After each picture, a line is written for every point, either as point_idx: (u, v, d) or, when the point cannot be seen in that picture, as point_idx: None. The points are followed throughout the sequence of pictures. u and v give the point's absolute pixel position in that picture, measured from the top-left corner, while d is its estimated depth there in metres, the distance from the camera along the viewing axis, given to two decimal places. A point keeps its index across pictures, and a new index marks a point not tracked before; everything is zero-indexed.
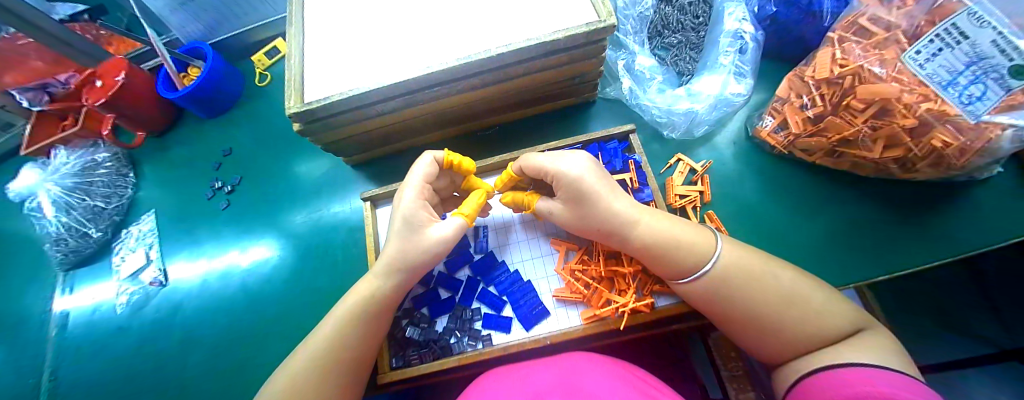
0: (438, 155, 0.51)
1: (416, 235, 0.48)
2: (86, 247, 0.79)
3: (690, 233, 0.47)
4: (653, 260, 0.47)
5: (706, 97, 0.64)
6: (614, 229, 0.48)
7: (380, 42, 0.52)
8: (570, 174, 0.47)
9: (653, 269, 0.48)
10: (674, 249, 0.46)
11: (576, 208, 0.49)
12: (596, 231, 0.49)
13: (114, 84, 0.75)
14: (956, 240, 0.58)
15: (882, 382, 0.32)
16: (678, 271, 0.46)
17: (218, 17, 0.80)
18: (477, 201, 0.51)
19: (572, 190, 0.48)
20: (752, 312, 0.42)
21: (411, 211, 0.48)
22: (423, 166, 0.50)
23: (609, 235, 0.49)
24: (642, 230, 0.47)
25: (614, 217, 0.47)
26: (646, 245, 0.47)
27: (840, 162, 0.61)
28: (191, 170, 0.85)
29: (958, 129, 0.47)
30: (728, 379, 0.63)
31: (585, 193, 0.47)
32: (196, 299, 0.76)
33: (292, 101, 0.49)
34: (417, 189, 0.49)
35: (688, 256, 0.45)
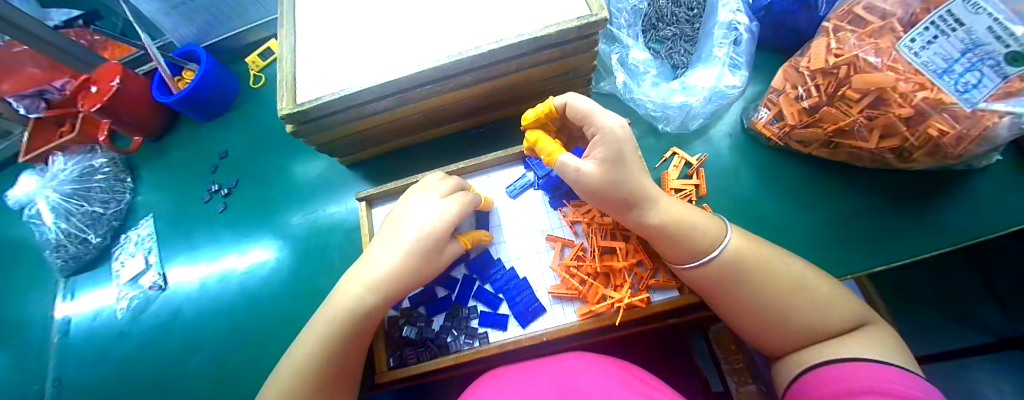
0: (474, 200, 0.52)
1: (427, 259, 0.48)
2: (86, 253, 0.79)
3: (703, 220, 0.47)
4: (666, 242, 0.47)
5: (700, 89, 0.63)
6: (639, 200, 0.46)
7: (371, 41, 0.52)
8: (621, 128, 0.45)
9: (665, 251, 0.48)
10: (689, 231, 0.46)
11: (613, 167, 0.46)
12: (619, 199, 0.47)
13: (109, 88, 0.75)
14: (956, 228, 0.58)
15: (876, 378, 0.34)
16: (691, 255, 0.46)
17: (211, 19, 0.80)
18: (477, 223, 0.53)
19: (616, 147, 0.45)
20: (761, 301, 0.42)
21: (436, 245, 0.48)
22: (450, 205, 0.49)
23: (631, 206, 0.47)
24: (663, 207, 0.47)
25: (642, 187, 0.46)
26: (663, 224, 0.46)
27: (835, 154, 0.60)
28: (188, 173, 0.85)
29: (954, 117, 0.47)
30: (728, 371, 0.62)
31: (627, 154, 0.46)
32: (196, 302, 0.77)
33: (284, 102, 0.49)
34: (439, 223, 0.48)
35: (703, 240, 0.45)
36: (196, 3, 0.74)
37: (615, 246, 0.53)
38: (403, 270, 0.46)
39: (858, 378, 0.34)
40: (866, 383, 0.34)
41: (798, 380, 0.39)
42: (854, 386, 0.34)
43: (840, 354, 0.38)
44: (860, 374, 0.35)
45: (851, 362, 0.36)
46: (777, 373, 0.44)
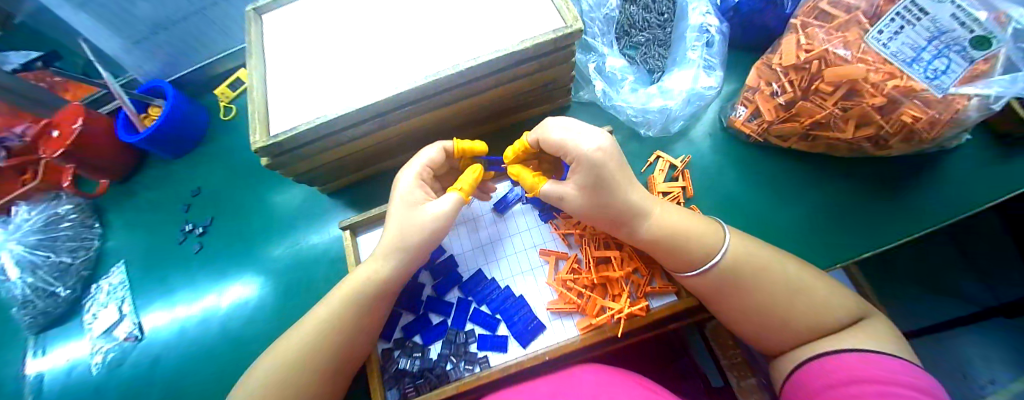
0: (448, 145, 0.51)
1: (414, 214, 0.48)
2: (56, 308, 0.74)
3: (699, 227, 0.46)
4: (660, 253, 0.47)
5: (678, 93, 0.64)
6: (626, 220, 0.47)
7: (344, 66, 0.50)
8: (596, 156, 0.42)
9: (661, 260, 0.48)
10: (682, 241, 0.45)
11: (594, 195, 0.45)
12: (607, 220, 0.48)
13: (71, 131, 0.71)
14: (933, 210, 0.59)
15: (874, 367, 0.35)
16: (689, 264, 0.45)
17: (176, 53, 0.77)
18: (474, 178, 0.49)
19: (592, 176, 0.44)
20: (759, 304, 0.42)
21: (409, 191, 0.49)
22: (431, 150, 0.50)
23: (619, 224, 0.47)
24: (653, 221, 0.47)
25: (628, 207, 0.46)
26: (654, 238, 0.47)
27: (815, 145, 0.61)
28: (161, 214, 0.81)
29: (925, 103, 0.48)
30: (728, 367, 0.61)
31: (606, 180, 0.44)
32: (175, 350, 0.72)
33: (257, 135, 0.47)
34: (420, 169, 0.50)
35: (699, 249, 0.44)
36: (161, 36, 0.72)
37: (610, 255, 0.53)
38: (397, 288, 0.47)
39: (857, 368, 0.35)
40: (867, 372, 0.35)
41: (795, 374, 0.40)
42: (855, 375, 0.35)
43: (836, 345, 0.38)
44: (858, 364, 0.36)
45: (846, 353, 0.37)
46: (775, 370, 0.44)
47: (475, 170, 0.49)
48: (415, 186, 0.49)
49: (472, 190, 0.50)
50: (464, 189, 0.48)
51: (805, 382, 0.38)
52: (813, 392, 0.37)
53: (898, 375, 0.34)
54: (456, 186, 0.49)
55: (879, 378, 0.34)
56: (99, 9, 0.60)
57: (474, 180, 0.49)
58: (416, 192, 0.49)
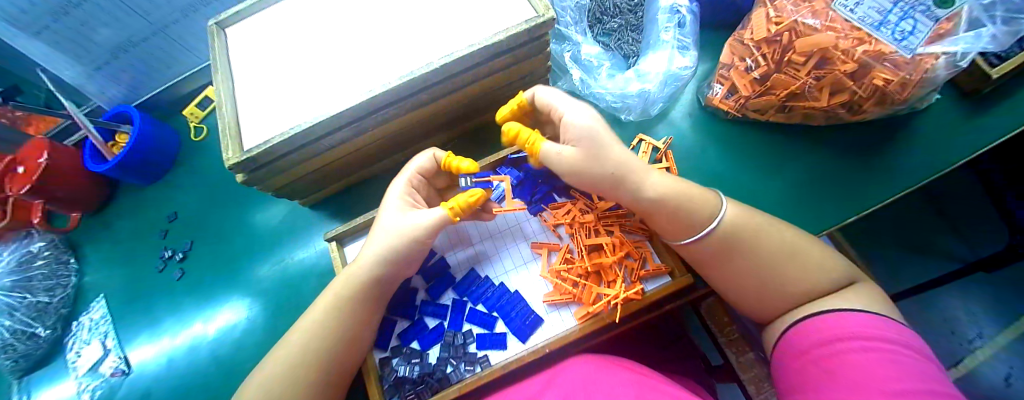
0: (438, 153, 0.53)
1: (402, 220, 0.48)
2: (37, 349, 0.71)
3: (698, 193, 0.45)
4: (663, 217, 0.46)
5: (655, 75, 0.65)
6: (634, 171, 0.46)
7: (314, 72, 0.49)
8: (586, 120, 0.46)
9: (666, 221, 0.46)
10: (683, 208, 0.45)
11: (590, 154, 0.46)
12: (609, 182, 0.46)
13: (36, 166, 0.68)
14: (909, 171, 0.60)
15: (857, 324, 0.37)
16: (691, 228, 0.45)
17: (140, 75, 0.75)
18: (468, 200, 0.46)
19: (586, 136, 0.46)
20: (751, 272, 0.43)
21: (398, 196, 0.51)
22: (421, 158, 0.53)
23: (623, 186, 0.46)
24: (656, 178, 0.46)
25: (628, 167, 0.46)
26: (657, 199, 0.45)
27: (792, 116, 0.62)
28: (137, 244, 0.78)
29: (895, 65, 0.49)
30: (726, 344, 0.60)
31: (598, 139, 0.46)
32: (164, 382, 0.70)
33: (230, 152, 0.45)
34: (410, 177, 0.52)
35: (693, 220, 0.45)
36: (121, 59, 0.69)
37: (602, 242, 0.52)
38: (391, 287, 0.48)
39: (842, 326, 0.37)
40: (852, 329, 0.36)
41: (782, 337, 0.41)
42: (842, 333, 0.36)
43: (820, 307, 0.40)
44: (843, 322, 0.37)
45: (831, 313, 0.39)
46: (764, 337, 0.46)
47: (472, 192, 0.47)
48: (402, 195, 0.51)
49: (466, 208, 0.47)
50: (454, 208, 0.47)
51: (792, 342, 0.40)
52: (800, 351, 0.38)
53: (880, 330, 0.36)
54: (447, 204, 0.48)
55: (867, 335, 0.36)
56: (56, 37, 0.59)
57: (466, 203, 0.47)
58: (404, 199, 0.51)
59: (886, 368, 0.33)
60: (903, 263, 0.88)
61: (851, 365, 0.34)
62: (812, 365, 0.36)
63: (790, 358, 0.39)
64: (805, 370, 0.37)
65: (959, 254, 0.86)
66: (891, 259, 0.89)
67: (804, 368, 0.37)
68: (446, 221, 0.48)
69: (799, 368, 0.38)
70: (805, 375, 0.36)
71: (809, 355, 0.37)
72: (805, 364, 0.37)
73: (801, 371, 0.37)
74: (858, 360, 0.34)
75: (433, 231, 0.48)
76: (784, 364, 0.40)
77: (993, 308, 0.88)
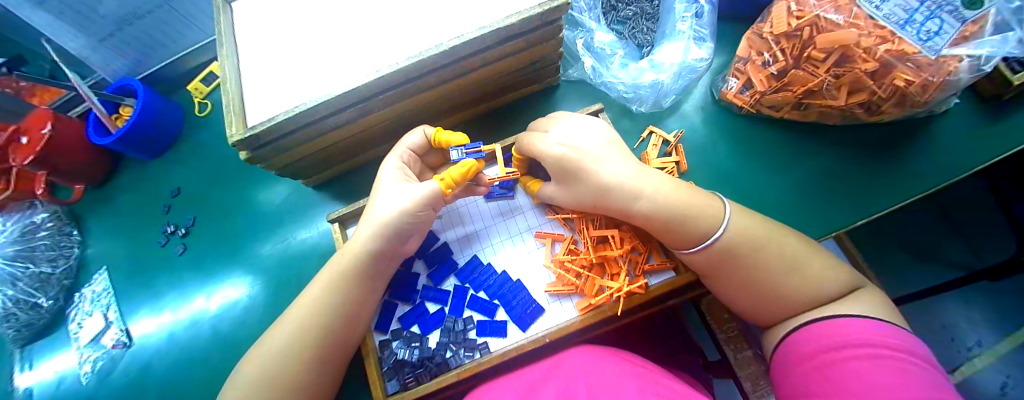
0: (428, 131, 0.52)
1: (399, 194, 0.47)
2: (39, 319, 0.71)
3: (699, 205, 0.44)
4: (658, 232, 0.45)
5: (669, 66, 0.63)
6: (614, 203, 0.46)
7: (322, 49, 0.48)
8: (552, 155, 0.46)
9: (667, 239, 0.46)
10: (679, 222, 0.44)
11: (568, 185, 0.47)
12: (595, 208, 0.48)
13: (40, 137, 0.68)
14: (922, 177, 0.59)
15: (857, 331, 0.37)
16: (691, 238, 0.44)
17: (143, 48, 0.73)
18: (458, 172, 0.47)
19: (559, 172, 0.47)
20: (756, 276, 0.42)
21: (390, 171, 0.50)
22: (413, 136, 0.53)
23: (610, 210, 0.47)
24: (642, 203, 0.44)
25: (607, 191, 0.45)
26: (649, 218, 0.45)
27: (806, 114, 0.61)
28: (140, 218, 0.78)
29: (918, 66, 0.48)
30: (725, 341, 0.62)
31: (569, 170, 0.46)
32: (164, 355, 0.70)
33: (234, 128, 0.45)
34: (402, 153, 0.52)
35: (692, 234, 0.44)
36: (125, 31, 0.68)
37: (609, 234, 0.51)
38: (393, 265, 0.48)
39: (843, 333, 0.37)
40: (852, 337, 0.36)
41: (785, 342, 0.41)
42: (843, 340, 0.36)
43: (825, 313, 0.40)
44: (842, 329, 0.37)
45: (834, 318, 0.39)
46: (767, 336, 0.45)
47: (463, 164, 0.47)
48: (396, 173, 0.50)
49: (457, 181, 0.47)
50: (445, 180, 0.47)
51: (794, 349, 0.39)
52: (802, 357, 0.38)
53: (881, 337, 0.36)
54: (439, 177, 0.48)
55: (869, 342, 0.35)
56: (61, 7, 0.57)
57: (458, 175, 0.47)
58: (398, 175, 0.50)
59: (887, 372, 0.33)
60: (906, 268, 0.87)
61: (854, 371, 0.34)
62: (815, 371, 0.36)
63: (792, 364, 0.39)
64: (808, 377, 0.36)
65: (964, 262, 0.85)
66: (893, 264, 0.88)
67: (806, 375, 0.37)
68: (438, 195, 0.48)
69: (802, 375, 0.37)
70: (808, 380, 0.36)
71: (811, 362, 0.37)
72: (808, 370, 0.37)
73: (804, 377, 0.37)
74: (860, 366, 0.34)
75: (426, 204, 0.47)
76: (787, 370, 0.39)
77: (995, 318, 0.87)
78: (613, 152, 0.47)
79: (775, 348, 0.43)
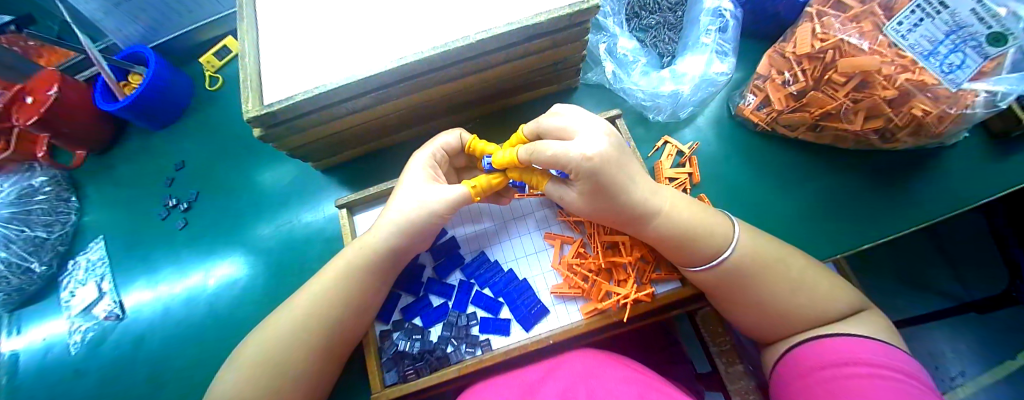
0: (465, 135, 0.52)
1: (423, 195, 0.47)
2: (31, 284, 0.70)
3: (709, 223, 0.44)
4: (667, 248, 0.45)
5: (690, 78, 0.64)
6: (635, 218, 0.44)
7: (345, 32, 0.48)
8: (592, 164, 0.39)
9: (670, 256, 0.45)
10: (693, 237, 0.43)
11: (595, 199, 0.43)
12: (612, 220, 0.45)
13: (46, 99, 0.67)
14: (929, 205, 0.60)
15: (863, 350, 0.37)
16: (696, 259, 0.44)
17: (158, 16, 0.72)
18: (490, 181, 0.48)
19: (592, 183, 0.41)
20: (759, 297, 0.42)
21: (420, 171, 0.49)
22: (447, 136, 0.51)
23: (627, 223, 0.45)
24: (663, 221, 0.44)
25: (633, 207, 0.43)
26: (665, 237, 0.44)
27: (821, 136, 0.61)
28: (141, 190, 0.77)
29: (936, 97, 0.48)
30: (717, 354, 0.55)
31: (607, 185, 0.41)
32: (158, 329, 0.70)
33: (250, 104, 0.44)
34: (434, 152, 0.50)
35: (695, 255, 0.43)
36: None
37: (619, 240, 0.51)
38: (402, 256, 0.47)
39: (849, 350, 0.37)
40: (855, 355, 0.37)
41: (788, 357, 0.41)
42: (844, 357, 0.37)
43: (833, 330, 0.40)
44: (846, 347, 0.37)
45: (838, 336, 0.39)
46: (770, 353, 0.45)
47: (495, 175, 0.49)
48: (426, 173, 0.49)
49: (485, 189, 0.48)
50: (476, 187, 0.48)
51: (796, 363, 0.40)
52: (804, 372, 0.39)
53: (883, 357, 0.36)
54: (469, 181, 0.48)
55: (870, 360, 0.36)
56: None
57: (489, 183, 0.48)
58: (427, 174, 0.49)
59: (890, 391, 0.33)
60: (897, 294, 0.87)
61: (855, 388, 0.34)
62: (816, 385, 0.36)
63: (794, 378, 0.39)
64: (809, 390, 0.37)
65: (952, 293, 0.86)
66: (886, 289, 0.88)
67: (807, 388, 0.37)
68: (466, 199, 0.48)
69: (802, 388, 0.38)
70: (808, 393, 0.36)
71: (813, 376, 0.37)
72: (809, 384, 0.37)
73: (805, 391, 0.37)
74: (862, 382, 0.34)
75: (453, 208, 0.47)
76: (788, 384, 0.40)
77: (981, 350, 0.87)
78: (637, 167, 0.44)
79: (777, 362, 0.43)
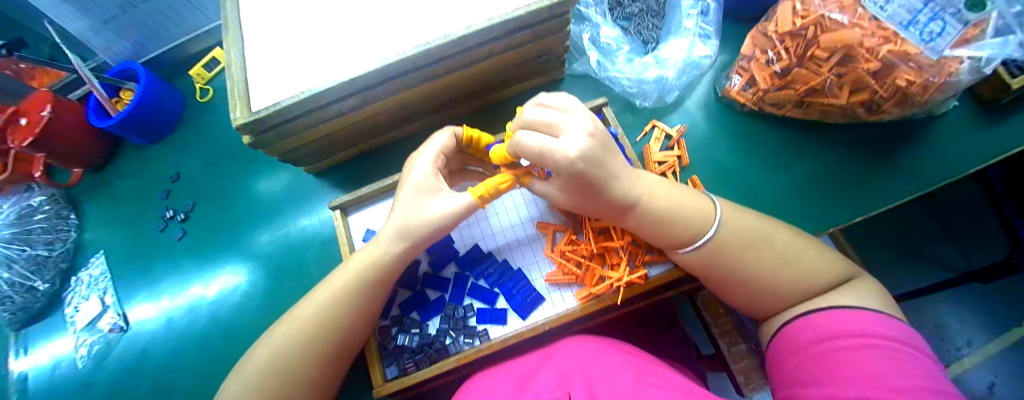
0: (457, 130, 0.50)
1: (426, 208, 0.46)
2: (36, 302, 0.71)
3: (688, 205, 0.45)
4: (644, 235, 0.46)
5: (674, 62, 0.65)
6: (614, 211, 0.44)
7: (328, 35, 0.48)
8: (570, 167, 0.38)
9: (650, 240, 0.47)
10: (669, 226, 0.44)
11: (580, 194, 0.42)
12: (593, 212, 0.46)
13: (39, 120, 0.67)
14: (921, 174, 0.60)
15: (853, 322, 0.37)
16: (678, 243, 0.44)
17: (145, 33, 0.73)
18: (497, 185, 0.45)
19: (570, 184, 0.41)
20: (737, 280, 0.43)
21: (422, 181, 0.47)
22: (443, 137, 0.49)
23: (607, 214, 0.45)
24: (641, 214, 0.44)
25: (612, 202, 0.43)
26: (642, 224, 0.45)
27: (808, 113, 0.61)
28: (138, 204, 0.78)
29: (919, 66, 0.49)
30: (718, 335, 0.59)
31: (586, 184, 0.40)
32: (161, 342, 0.70)
33: (238, 112, 0.45)
34: (435, 159, 0.48)
35: (674, 241, 0.45)
36: (128, 15, 0.67)
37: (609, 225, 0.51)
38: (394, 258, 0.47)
39: (836, 323, 0.37)
40: (844, 327, 0.37)
41: (780, 335, 0.41)
42: (834, 330, 0.37)
43: (829, 302, 0.40)
44: (835, 320, 0.37)
45: (826, 310, 0.39)
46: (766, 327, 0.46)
47: (503, 178, 0.45)
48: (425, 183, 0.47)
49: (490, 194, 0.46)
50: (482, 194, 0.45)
51: (789, 339, 0.40)
52: (797, 348, 0.38)
53: (873, 327, 0.36)
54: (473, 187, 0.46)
55: (861, 331, 0.36)
56: None
57: (495, 187, 0.45)
58: (432, 188, 0.47)
59: (879, 361, 0.33)
60: (898, 268, 0.87)
61: (846, 359, 0.34)
62: (808, 360, 0.36)
63: (786, 355, 0.39)
64: (803, 366, 0.37)
65: (953, 264, 0.86)
66: (887, 264, 0.87)
67: (801, 363, 0.37)
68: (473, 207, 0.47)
69: (796, 364, 0.37)
70: (802, 369, 0.36)
71: (805, 351, 0.37)
72: (802, 359, 0.37)
73: (798, 367, 0.37)
74: (852, 353, 0.34)
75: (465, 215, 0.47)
76: (782, 361, 0.39)
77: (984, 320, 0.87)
78: (620, 161, 0.43)
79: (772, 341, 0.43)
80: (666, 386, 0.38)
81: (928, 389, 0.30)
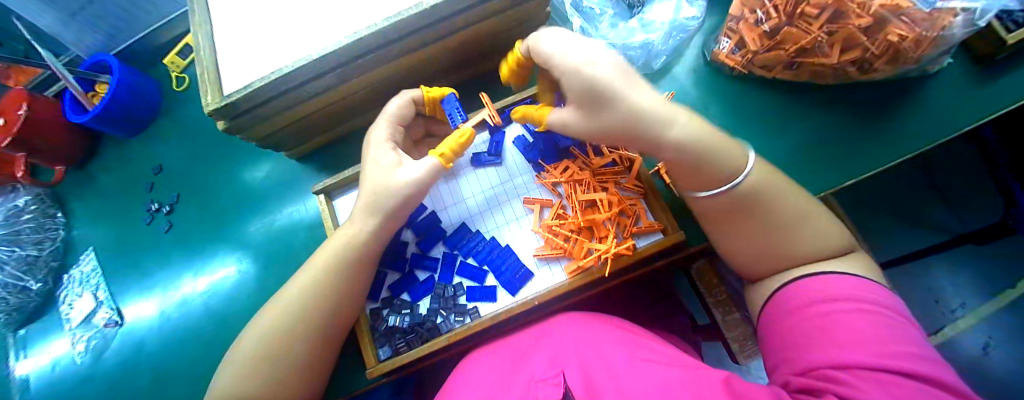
0: (416, 94, 0.50)
1: (390, 177, 0.45)
2: (30, 302, 0.71)
3: (722, 141, 0.40)
4: (681, 167, 0.41)
5: (660, 25, 0.63)
6: (641, 134, 0.41)
7: (297, 10, 0.46)
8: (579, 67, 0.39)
9: (689, 175, 0.42)
10: (705, 153, 0.39)
11: (591, 111, 0.41)
12: (617, 139, 0.42)
13: (16, 118, 0.65)
14: (915, 134, 0.59)
15: (847, 287, 0.35)
16: (712, 179, 0.41)
17: (116, 23, 0.71)
18: (457, 141, 0.45)
19: (585, 91, 0.39)
20: (767, 226, 0.41)
21: (380, 151, 0.47)
22: (395, 103, 0.49)
23: (634, 139, 0.41)
24: (673, 131, 0.39)
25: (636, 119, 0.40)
26: (676, 150, 0.40)
27: (798, 74, 0.60)
28: (123, 199, 0.77)
29: (913, 20, 0.48)
30: (713, 305, 0.59)
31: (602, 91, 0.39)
32: (157, 334, 0.71)
33: (209, 96, 0.44)
34: (388, 127, 0.48)
35: (710, 177, 0.41)
36: (94, 5, 0.65)
37: (597, 198, 0.50)
38: (378, 238, 0.47)
39: (833, 288, 0.36)
40: (840, 291, 0.35)
41: (774, 297, 0.40)
42: (831, 294, 0.35)
43: (822, 269, 0.39)
44: (830, 285, 0.36)
45: (822, 275, 0.38)
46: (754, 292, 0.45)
47: (461, 133, 0.45)
48: (387, 149, 0.47)
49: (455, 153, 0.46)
50: (445, 154, 0.45)
51: (783, 302, 0.38)
52: (790, 311, 0.37)
53: (867, 293, 0.35)
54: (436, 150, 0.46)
55: (856, 296, 0.34)
56: None
57: (456, 145, 0.45)
58: (391, 155, 0.47)
59: (875, 324, 0.31)
60: (892, 232, 0.86)
61: (843, 322, 0.32)
62: (803, 322, 0.35)
63: (780, 318, 0.38)
64: (796, 328, 0.35)
65: (948, 225, 0.85)
66: (881, 228, 0.87)
67: (795, 326, 0.35)
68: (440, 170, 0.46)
69: (790, 326, 0.36)
70: (796, 332, 0.35)
71: (799, 314, 0.36)
72: (796, 322, 0.36)
73: (792, 329, 0.36)
74: (849, 316, 0.33)
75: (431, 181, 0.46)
76: (775, 323, 0.38)
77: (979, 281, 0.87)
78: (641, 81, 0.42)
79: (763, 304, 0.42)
80: (658, 359, 0.37)
81: (922, 354, 0.29)
